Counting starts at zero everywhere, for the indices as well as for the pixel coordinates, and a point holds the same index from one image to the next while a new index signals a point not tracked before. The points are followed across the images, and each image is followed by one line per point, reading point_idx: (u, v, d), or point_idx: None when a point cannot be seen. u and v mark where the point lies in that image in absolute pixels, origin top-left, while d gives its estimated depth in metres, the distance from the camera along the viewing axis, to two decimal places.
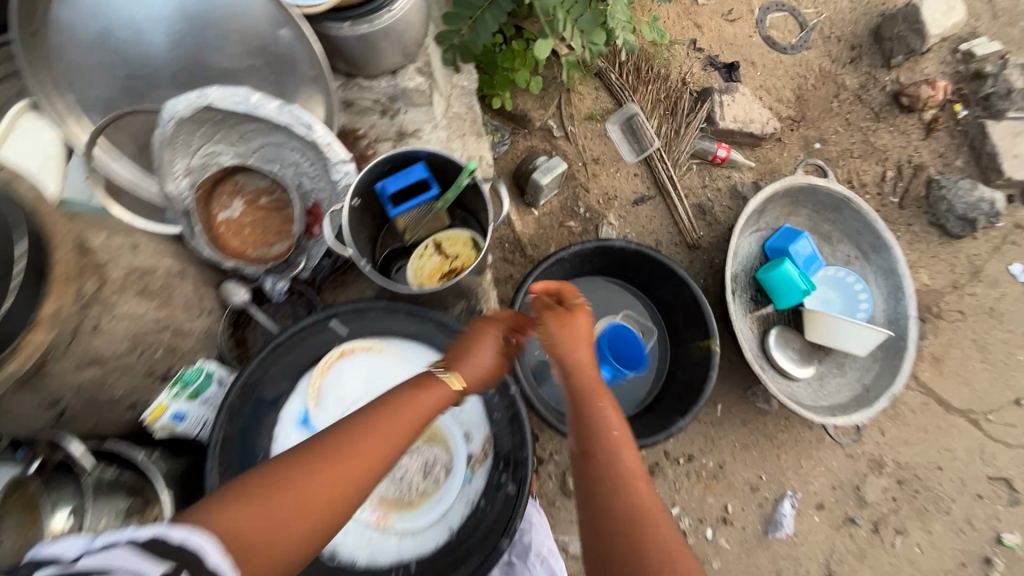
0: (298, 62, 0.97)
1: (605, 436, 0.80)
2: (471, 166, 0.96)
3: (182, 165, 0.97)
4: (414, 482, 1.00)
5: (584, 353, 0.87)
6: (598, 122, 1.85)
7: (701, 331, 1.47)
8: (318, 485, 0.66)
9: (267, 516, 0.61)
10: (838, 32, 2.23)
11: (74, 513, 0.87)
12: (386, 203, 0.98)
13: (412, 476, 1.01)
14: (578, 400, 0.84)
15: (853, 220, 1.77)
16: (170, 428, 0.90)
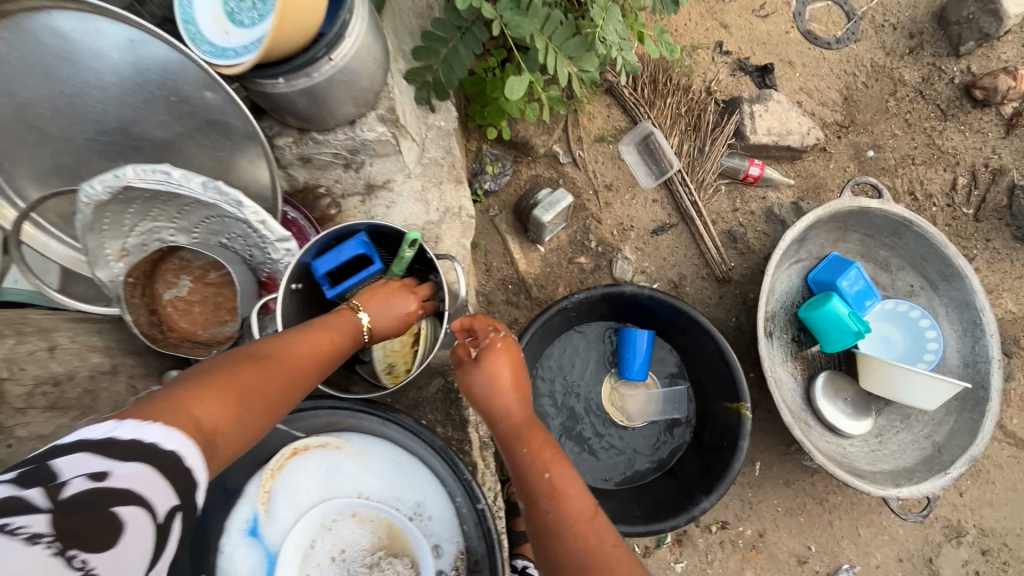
0: (232, 126, 0.85)
1: (539, 480, 0.72)
2: (413, 235, 0.87)
3: (116, 248, 0.87)
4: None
5: (509, 388, 0.81)
6: (610, 144, 1.66)
7: (730, 391, 1.27)
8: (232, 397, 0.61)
9: (240, 407, 0.61)
10: (893, 18, 1.93)
11: None
12: (323, 283, 0.90)
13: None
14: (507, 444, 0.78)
15: (915, 245, 1.49)
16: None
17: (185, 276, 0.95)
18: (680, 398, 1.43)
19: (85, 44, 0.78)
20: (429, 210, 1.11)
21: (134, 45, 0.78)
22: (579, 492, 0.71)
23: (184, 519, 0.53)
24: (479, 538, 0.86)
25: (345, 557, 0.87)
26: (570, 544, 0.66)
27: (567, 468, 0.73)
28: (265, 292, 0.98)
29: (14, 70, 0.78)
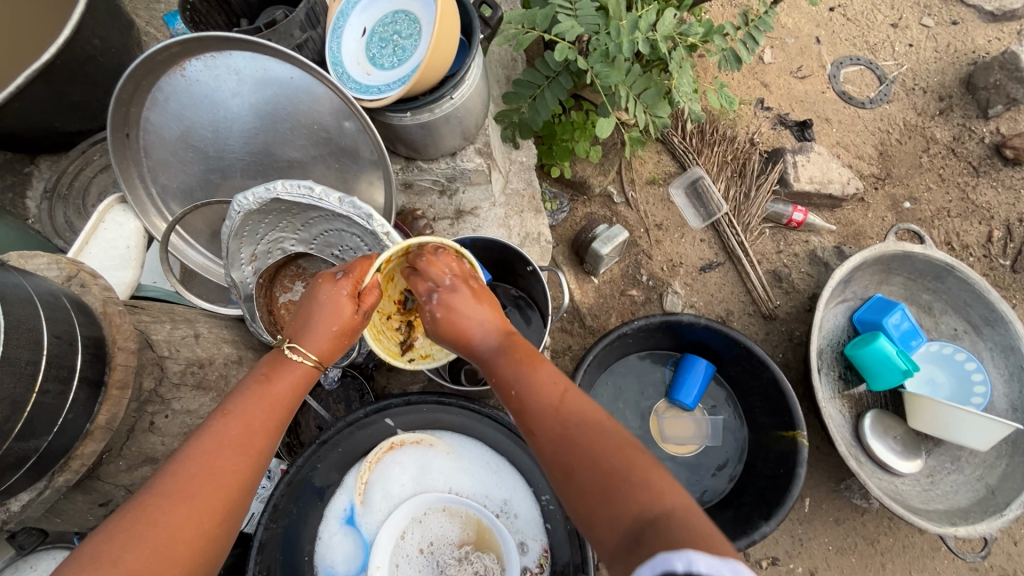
0: (360, 151, 0.98)
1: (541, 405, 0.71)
2: (518, 251, 1.01)
3: (249, 253, 0.97)
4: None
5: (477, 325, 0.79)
6: (661, 186, 1.79)
7: (785, 420, 1.31)
8: (154, 528, 0.59)
9: (173, 530, 0.59)
10: (923, 82, 2.08)
11: None
12: None
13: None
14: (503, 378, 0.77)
15: (958, 290, 1.56)
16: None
17: None
18: (720, 426, 1.50)
19: (251, 80, 0.92)
20: (511, 235, 1.23)
21: (291, 81, 0.92)
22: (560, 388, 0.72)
23: None
24: (560, 536, 0.90)
25: (433, 549, 0.93)
26: (574, 436, 0.67)
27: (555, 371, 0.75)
28: None
29: (192, 98, 0.94)
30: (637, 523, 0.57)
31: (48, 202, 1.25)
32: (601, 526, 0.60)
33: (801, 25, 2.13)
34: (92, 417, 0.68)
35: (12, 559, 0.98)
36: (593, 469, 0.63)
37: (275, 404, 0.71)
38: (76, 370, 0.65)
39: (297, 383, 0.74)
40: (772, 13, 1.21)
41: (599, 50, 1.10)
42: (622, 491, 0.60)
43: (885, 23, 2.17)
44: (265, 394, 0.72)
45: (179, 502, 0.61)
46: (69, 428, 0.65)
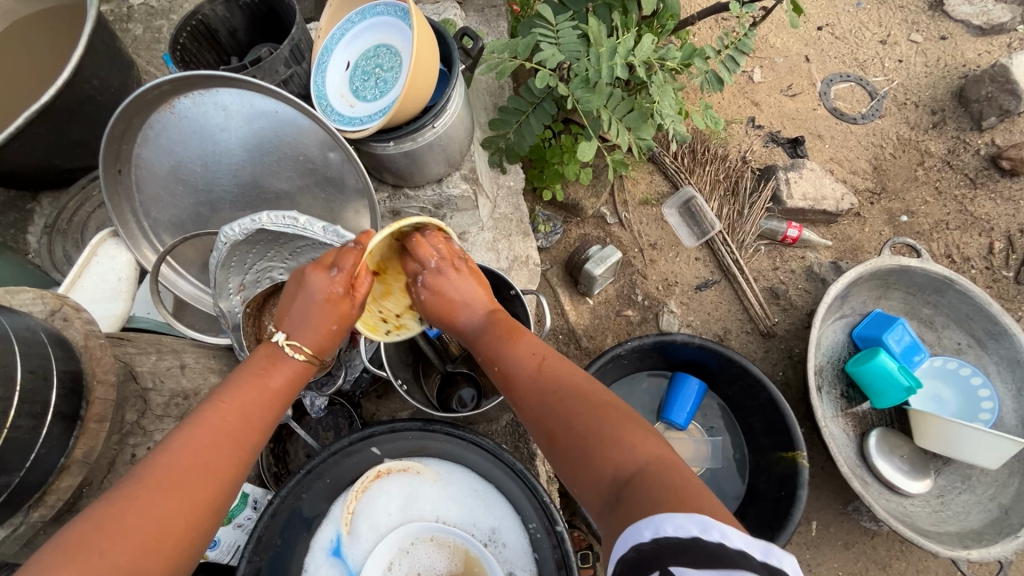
0: (345, 181, 1.00)
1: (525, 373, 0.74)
2: (501, 276, 1.02)
3: (237, 284, 0.98)
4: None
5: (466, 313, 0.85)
6: (654, 206, 1.80)
7: (784, 440, 1.28)
8: (140, 516, 0.58)
9: (160, 519, 0.59)
10: (915, 97, 2.09)
11: None
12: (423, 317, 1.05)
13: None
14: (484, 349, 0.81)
15: (959, 303, 1.53)
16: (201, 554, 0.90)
17: None
18: (719, 449, 1.47)
19: (238, 113, 0.94)
20: (500, 258, 1.24)
21: (276, 115, 0.94)
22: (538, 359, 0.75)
23: None
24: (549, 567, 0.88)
25: None
26: (553, 400, 0.69)
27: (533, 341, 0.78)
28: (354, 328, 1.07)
29: (181, 133, 0.96)
30: (617, 483, 0.59)
31: (47, 237, 1.29)
32: (586, 487, 0.63)
33: (790, 44, 2.16)
34: (69, 451, 0.69)
35: None
36: (572, 432, 0.66)
37: (268, 397, 0.72)
38: (50, 404, 0.67)
39: (293, 377, 0.75)
40: (752, 34, 1.23)
41: (580, 76, 1.12)
42: (599, 453, 0.62)
43: (874, 39, 2.20)
44: (259, 385, 0.72)
45: (169, 495, 0.60)
46: (44, 461, 0.66)
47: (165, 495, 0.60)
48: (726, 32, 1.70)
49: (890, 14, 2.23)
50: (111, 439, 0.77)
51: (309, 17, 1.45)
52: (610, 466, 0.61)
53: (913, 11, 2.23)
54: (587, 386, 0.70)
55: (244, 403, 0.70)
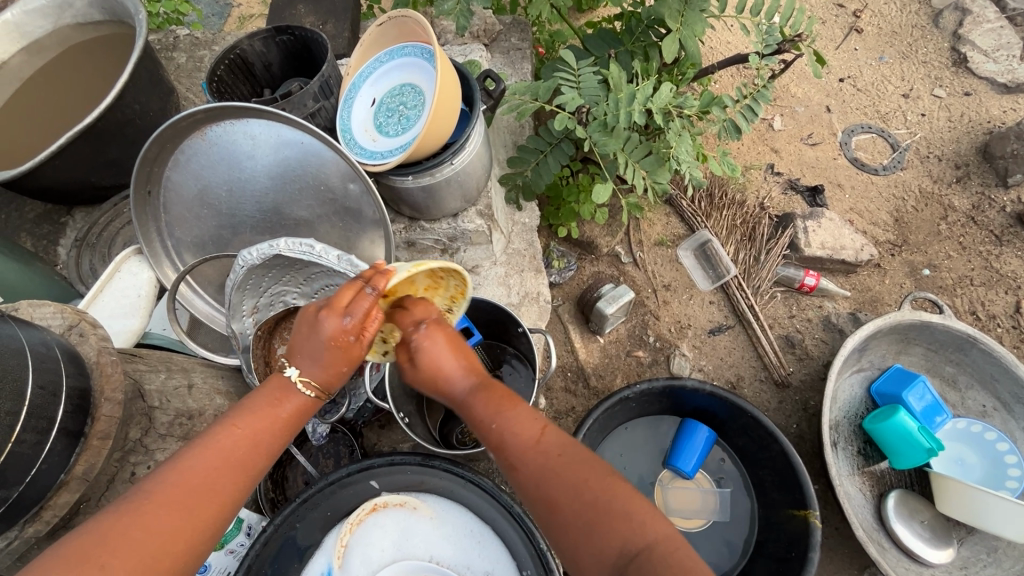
0: (364, 212, 1.02)
1: (526, 441, 0.69)
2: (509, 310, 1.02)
3: (251, 306, 1.00)
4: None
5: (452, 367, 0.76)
6: (669, 248, 1.80)
7: (796, 497, 1.24)
8: (141, 532, 0.58)
9: (161, 538, 0.59)
10: (937, 151, 2.09)
11: None
12: None
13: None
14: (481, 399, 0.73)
15: (984, 364, 1.48)
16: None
17: None
18: (726, 502, 1.42)
19: (266, 141, 0.98)
20: (511, 293, 1.24)
21: (303, 145, 0.98)
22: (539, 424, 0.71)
23: None
24: None
25: None
26: (557, 474, 0.67)
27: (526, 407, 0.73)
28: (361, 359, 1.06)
29: (211, 159, 1.00)
30: (626, 560, 0.62)
31: (77, 250, 1.34)
32: (589, 563, 0.64)
33: (811, 94, 2.19)
34: (68, 469, 0.70)
35: None
36: (577, 505, 0.65)
37: (278, 423, 0.71)
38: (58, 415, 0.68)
39: (303, 410, 0.72)
40: (771, 86, 1.25)
41: (599, 119, 1.14)
42: (609, 529, 0.63)
43: (896, 92, 2.21)
44: (271, 409, 0.70)
45: (174, 514, 0.61)
46: (37, 482, 0.66)
47: (168, 514, 0.61)
48: (746, 81, 1.73)
49: (913, 69, 2.25)
50: (112, 457, 0.78)
51: (342, 53, 1.51)
52: (620, 544, 0.62)
53: (936, 66, 2.25)
54: (589, 455, 0.69)
55: (256, 425, 0.69)
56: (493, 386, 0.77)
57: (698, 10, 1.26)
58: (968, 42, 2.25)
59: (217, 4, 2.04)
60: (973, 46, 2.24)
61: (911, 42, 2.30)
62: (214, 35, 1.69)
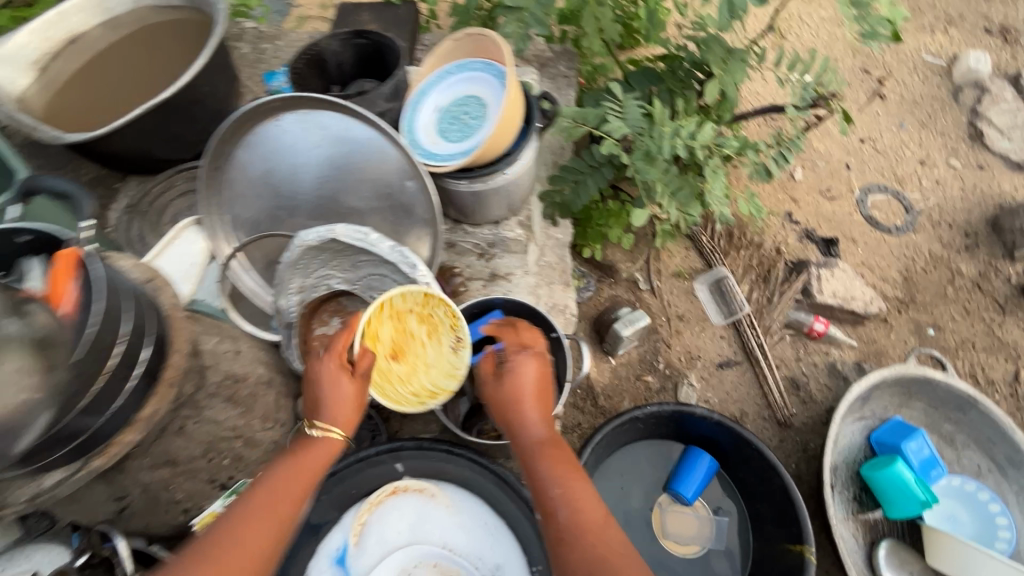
0: (415, 211, 1.07)
1: (574, 513, 0.78)
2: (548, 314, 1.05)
3: (298, 284, 1.06)
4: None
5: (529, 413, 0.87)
6: (685, 280, 1.86)
7: (792, 532, 1.27)
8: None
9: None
10: (949, 218, 2.17)
11: None
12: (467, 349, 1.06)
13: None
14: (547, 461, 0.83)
15: (982, 425, 1.53)
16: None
17: (336, 318, 1.11)
18: (722, 530, 1.45)
19: (335, 133, 1.05)
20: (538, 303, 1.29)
21: (368, 141, 1.05)
22: (602, 512, 0.77)
23: None
24: None
25: None
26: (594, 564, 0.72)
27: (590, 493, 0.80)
28: None
29: (281, 143, 1.07)
30: None
31: (127, 216, 1.40)
32: None
33: (832, 150, 2.28)
34: (137, 409, 0.76)
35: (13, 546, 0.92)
36: None
37: (303, 474, 0.80)
38: (142, 353, 0.75)
39: (326, 454, 0.84)
40: (802, 138, 1.33)
41: (643, 149, 1.21)
42: None
43: (913, 158, 2.31)
44: (299, 463, 0.81)
45: (219, 565, 0.68)
46: (109, 416, 0.72)
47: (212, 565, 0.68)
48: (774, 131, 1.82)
49: (931, 138, 2.35)
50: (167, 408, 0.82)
51: None
52: None
53: (953, 138, 2.35)
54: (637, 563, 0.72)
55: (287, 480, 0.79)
56: (563, 449, 0.85)
57: (740, 61, 1.36)
58: (985, 118, 2.35)
59: (278, 2, 2.14)
60: (989, 122, 2.35)
61: (931, 112, 2.41)
62: (277, 30, 1.78)
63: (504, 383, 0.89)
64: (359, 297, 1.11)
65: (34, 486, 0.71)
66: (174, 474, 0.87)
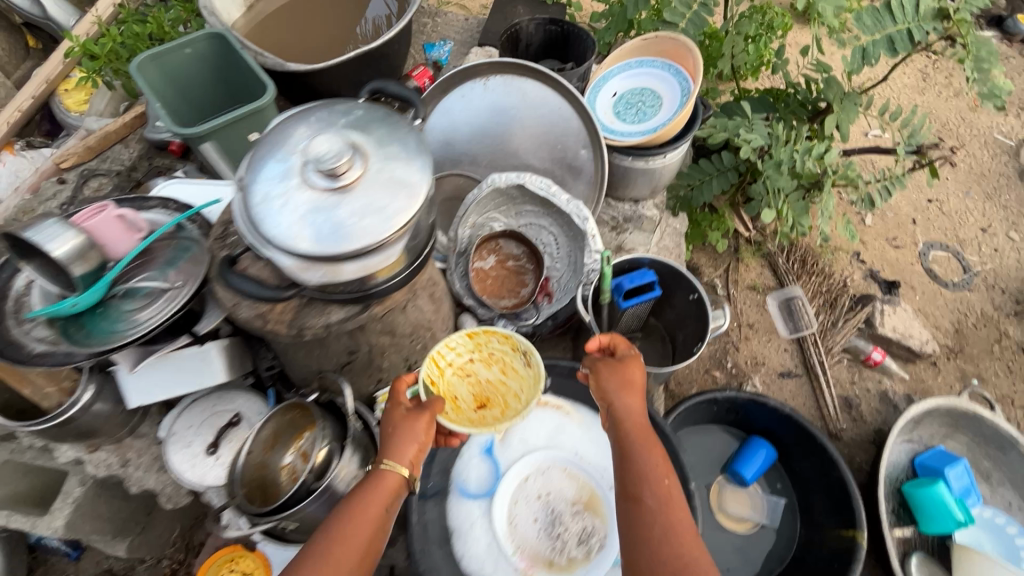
0: (583, 173, 1.29)
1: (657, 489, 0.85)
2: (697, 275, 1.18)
3: (472, 220, 1.28)
4: (570, 547, 1.04)
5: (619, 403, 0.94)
6: (759, 293, 2.03)
7: (846, 519, 1.42)
8: None
9: None
10: (1002, 283, 2.32)
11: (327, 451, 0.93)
12: (622, 296, 1.18)
13: (570, 540, 1.05)
14: (626, 445, 0.90)
15: (1019, 464, 1.67)
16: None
17: (492, 256, 1.30)
18: (775, 512, 1.60)
19: (530, 99, 1.27)
20: None
21: (557, 110, 1.26)
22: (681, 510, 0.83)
23: None
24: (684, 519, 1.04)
25: (551, 496, 1.09)
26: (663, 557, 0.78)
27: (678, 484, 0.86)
28: (540, 291, 1.27)
29: (481, 101, 1.29)
30: None
31: None
32: None
33: (901, 204, 2.46)
34: (407, 282, 0.88)
35: (221, 389, 1.14)
36: None
37: (361, 518, 0.82)
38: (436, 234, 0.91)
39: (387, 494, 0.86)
40: (905, 177, 1.51)
41: (773, 160, 1.42)
42: None
43: (975, 225, 2.47)
44: (355, 507, 0.83)
45: None
46: (399, 277, 0.85)
47: None
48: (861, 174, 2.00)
49: (994, 209, 2.51)
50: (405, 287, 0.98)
51: None
52: None
53: (1014, 213, 2.50)
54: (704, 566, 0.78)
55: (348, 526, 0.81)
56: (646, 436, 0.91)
57: (853, 102, 1.52)
58: None
59: None
60: None
61: (996, 186, 2.57)
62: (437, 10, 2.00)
63: (602, 380, 0.97)
64: (515, 241, 1.31)
65: (324, 319, 0.85)
66: (388, 343, 1.03)
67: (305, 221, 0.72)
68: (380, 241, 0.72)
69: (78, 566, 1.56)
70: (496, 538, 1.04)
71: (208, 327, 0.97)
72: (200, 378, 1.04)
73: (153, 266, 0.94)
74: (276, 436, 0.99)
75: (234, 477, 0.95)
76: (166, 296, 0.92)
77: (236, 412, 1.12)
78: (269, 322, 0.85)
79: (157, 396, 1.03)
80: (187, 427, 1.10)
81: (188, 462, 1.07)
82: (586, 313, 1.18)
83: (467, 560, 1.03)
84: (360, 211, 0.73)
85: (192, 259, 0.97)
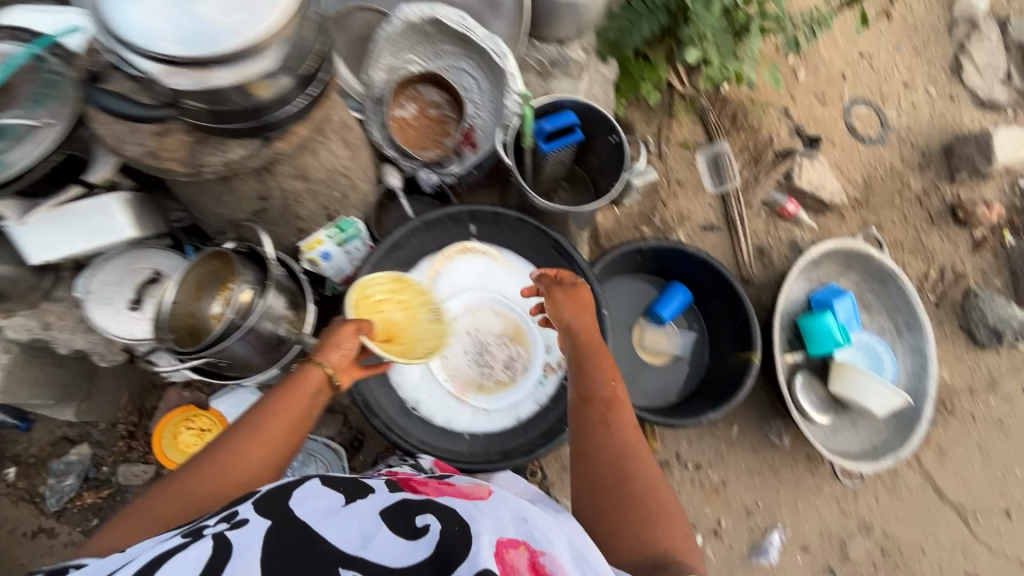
0: (502, 9, 1.36)
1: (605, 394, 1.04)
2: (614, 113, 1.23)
3: (385, 62, 1.30)
4: (498, 369, 1.33)
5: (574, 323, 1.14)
6: (689, 150, 2.07)
7: (744, 344, 1.63)
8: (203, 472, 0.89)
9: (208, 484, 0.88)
10: (914, 138, 2.43)
11: (251, 291, 1.05)
12: (541, 139, 1.24)
13: (497, 365, 1.34)
14: (582, 358, 1.10)
15: (895, 296, 1.92)
16: (317, 260, 1.20)
17: (413, 104, 1.30)
18: (687, 345, 1.80)
19: None
20: None
21: None
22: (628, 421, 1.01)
23: (257, 513, 0.79)
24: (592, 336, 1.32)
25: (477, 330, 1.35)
26: (610, 456, 0.96)
27: (622, 383, 1.06)
28: (463, 141, 1.27)
29: None
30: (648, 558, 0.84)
31: None
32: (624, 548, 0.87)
33: (833, 60, 2.46)
34: (305, 113, 0.97)
35: (132, 248, 1.31)
36: (618, 482, 0.93)
37: (284, 413, 0.97)
38: (330, 62, 0.98)
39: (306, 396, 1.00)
40: (832, 20, 1.51)
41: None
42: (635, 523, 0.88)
43: (899, 80, 2.51)
44: (287, 404, 0.97)
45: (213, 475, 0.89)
46: (293, 105, 0.94)
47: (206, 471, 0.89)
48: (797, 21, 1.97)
49: (919, 64, 2.55)
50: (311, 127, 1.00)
51: None
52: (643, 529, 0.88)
53: (936, 68, 2.55)
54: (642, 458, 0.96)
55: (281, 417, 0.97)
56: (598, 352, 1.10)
57: None
58: (968, 54, 2.56)
59: None
60: (970, 59, 2.55)
61: (925, 40, 2.58)
62: None
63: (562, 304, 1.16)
64: (434, 87, 1.32)
65: (223, 156, 0.94)
66: (303, 188, 1.09)
67: (167, 23, 0.78)
68: (241, 44, 0.78)
69: (35, 432, 1.62)
70: (429, 366, 1.31)
71: (100, 173, 1.12)
72: (107, 232, 1.19)
73: (21, 105, 1.03)
74: (199, 285, 1.07)
75: (163, 323, 1.04)
76: (43, 132, 1.03)
77: (152, 269, 1.33)
78: (164, 160, 0.93)
79: (62, 252, 1.18)
80: (105, 286, 1.28)
81: (114, 316, 1.28)
82: (506, 157, 1.22)
83: (405, 387, 1.29)
84: (223, 11, 0.79)
85: (62, 96, 1.05)
